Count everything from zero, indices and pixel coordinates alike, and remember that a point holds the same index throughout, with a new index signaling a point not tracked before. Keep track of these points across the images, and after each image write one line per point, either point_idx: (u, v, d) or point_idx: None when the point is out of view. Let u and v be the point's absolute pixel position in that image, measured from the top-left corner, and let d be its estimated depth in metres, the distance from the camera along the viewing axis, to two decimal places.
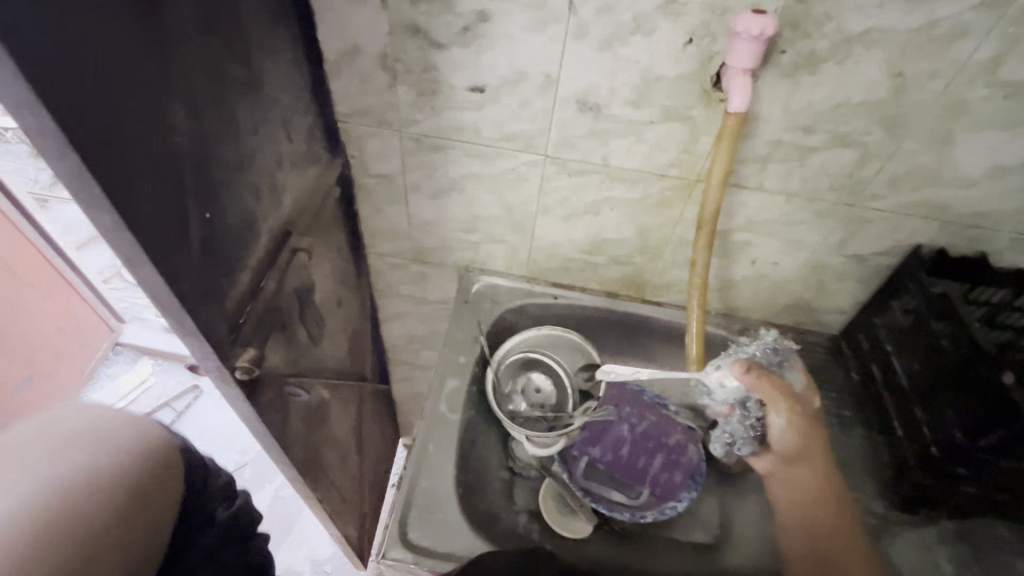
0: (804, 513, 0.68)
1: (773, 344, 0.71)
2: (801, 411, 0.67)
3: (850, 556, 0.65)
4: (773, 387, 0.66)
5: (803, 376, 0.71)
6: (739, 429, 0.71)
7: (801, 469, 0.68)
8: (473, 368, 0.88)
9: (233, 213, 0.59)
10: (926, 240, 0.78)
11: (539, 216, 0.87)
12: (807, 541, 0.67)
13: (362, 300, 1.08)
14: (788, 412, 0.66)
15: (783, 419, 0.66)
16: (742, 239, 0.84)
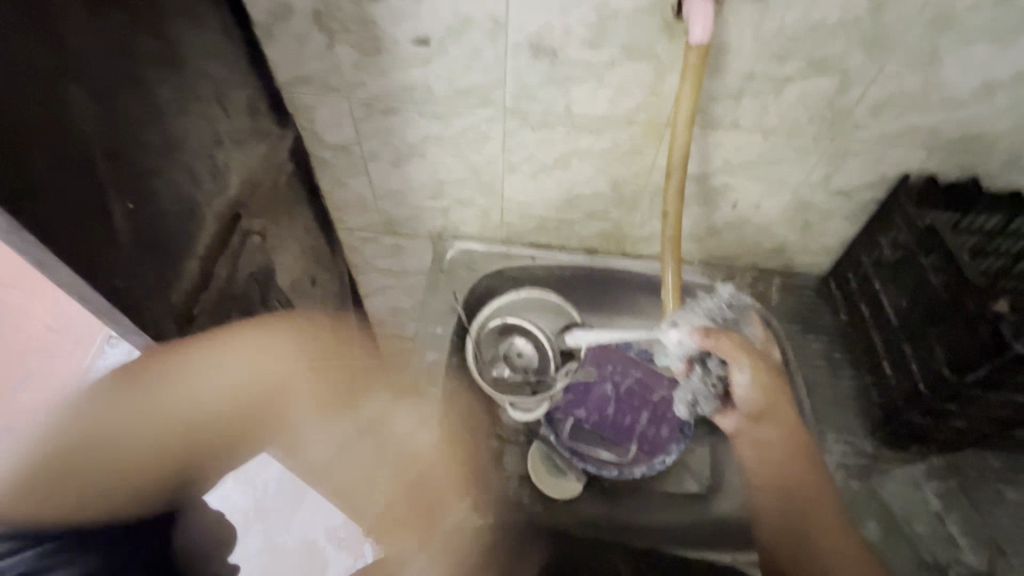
0: (771, 469, 0.67)
1: (727, 299, 0.71)
2: (768, 365, 0.65)
3: (818, 509, 0.64)
4: (734, 346, 0.63)
5: (759, 329, 0.72)
6: (698, 387, 0.69)
7: (772, 425, 0.66)
8: (452, 338, 0.85)
9: (166, 200, 0.55)
10: (915, 169, 0.74)
11: (506, 176, 0.82)
12: (782, 501, 0.66)
13: (340, 277, 1.06)
14: (752, 368, 0.64)
15: (746, 376, 0.64)
16: (720, 183, 0.79)
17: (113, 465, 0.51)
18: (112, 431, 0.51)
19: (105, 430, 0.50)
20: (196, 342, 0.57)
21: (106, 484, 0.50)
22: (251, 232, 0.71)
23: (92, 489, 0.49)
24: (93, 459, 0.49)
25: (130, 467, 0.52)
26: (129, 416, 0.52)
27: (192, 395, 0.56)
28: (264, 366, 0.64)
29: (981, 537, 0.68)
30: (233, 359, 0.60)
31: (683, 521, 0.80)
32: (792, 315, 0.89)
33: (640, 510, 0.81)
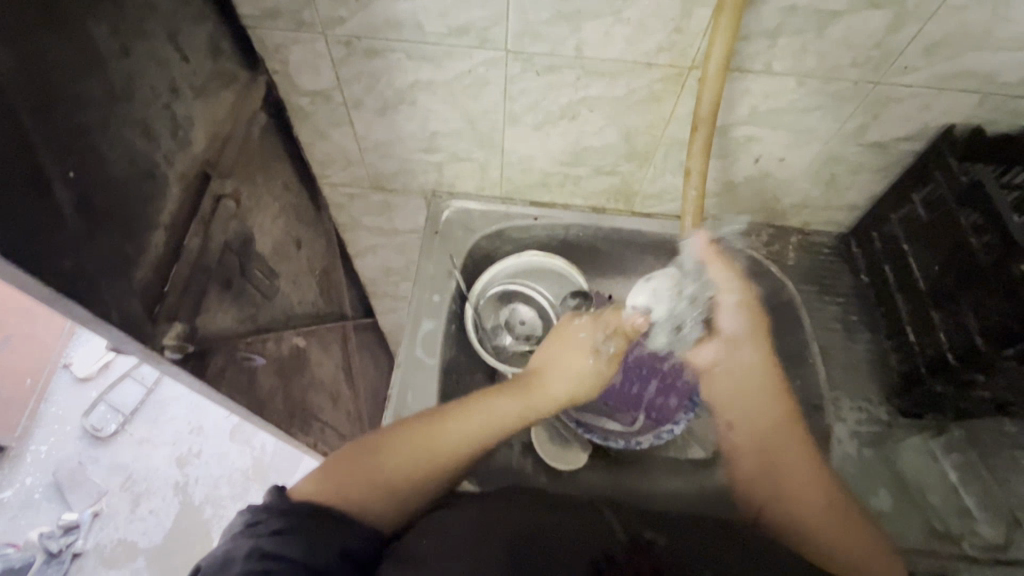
0: (737, 413, 0.68)
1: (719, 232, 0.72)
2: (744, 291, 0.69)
3: (794, 468, 0.62)
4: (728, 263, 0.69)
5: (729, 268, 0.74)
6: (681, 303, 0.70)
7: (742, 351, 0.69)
8: (450, 305, 0.80)
9: (116, 163, 0.48)
10: (961, 119, 0.67)
11: (507, 126, 0.74)
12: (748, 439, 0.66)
13: (327, 236, 0.98)
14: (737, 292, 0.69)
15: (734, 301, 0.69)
16: (743, 134, 0.72)
17: (378, 492, 0.55)
18: (365, 479, 0.55)
19: (370, 463, 0.56)
20: (497, 389, 0.63)
21: (389, 502, 0.56)
22: (222, 195, 0.63)
23: (352, 504, 0.54)
24: (362, 490, 0.55)
25: (387, 494, 0.56)
26: (368, 476, 0.55)
27: (491, 421, 0.61)
28: (566, 390, 0.64)
29: (999, 510, 0.66)
30: (551, 380, 0.64)
31: (688, 488, 0.78)
32: (809, 277, 0.85)
33: (642, 478, 0.79)
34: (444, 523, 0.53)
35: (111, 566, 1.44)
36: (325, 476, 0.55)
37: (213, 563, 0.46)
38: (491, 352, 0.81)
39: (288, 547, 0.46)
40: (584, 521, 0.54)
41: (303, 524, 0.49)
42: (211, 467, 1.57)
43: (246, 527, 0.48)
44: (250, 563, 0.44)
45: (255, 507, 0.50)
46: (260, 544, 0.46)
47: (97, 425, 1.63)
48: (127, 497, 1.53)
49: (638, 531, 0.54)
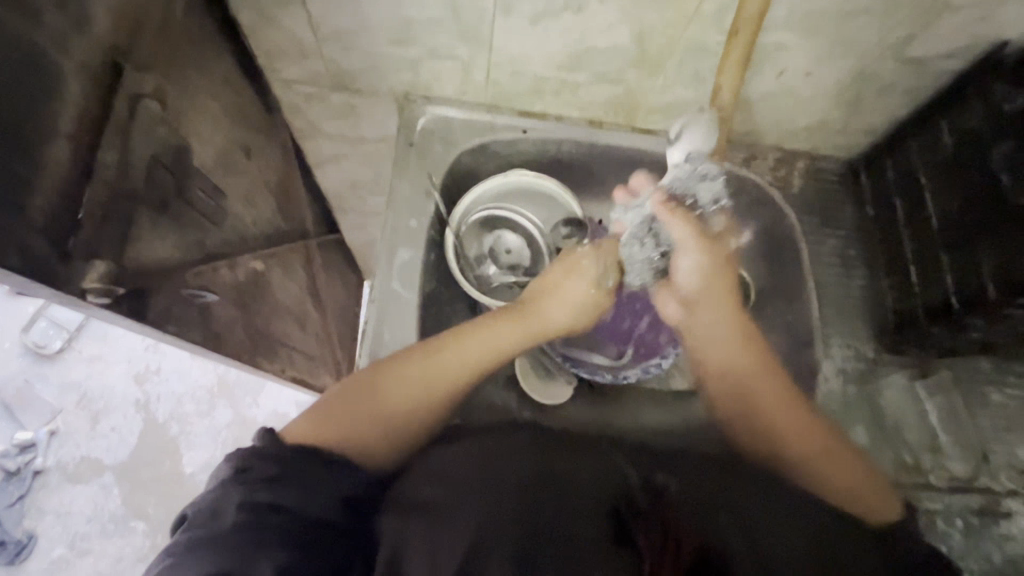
0: (721, 363, 0.61)
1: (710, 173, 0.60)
2: (710, 249, 0.60)
3: (777, 409, 0.57)
4: (687, 223, 0.59)
5: (675, 228, 0.59)
6: (705, 194, 0.61)
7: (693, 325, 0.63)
8: (428, 232, 0.71)
9: None
10: (1015, 35, 0.60)
11: (497, 17, 0.61)
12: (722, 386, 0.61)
13: (281, 144, 0.85)
14: (697, 250, 0.60)
15: (692, 259, 0.60)
16: (772, 42, 0.62)
17: (374, 424, 0.51)
18: (360, 413, 0.51)
19: (367, 395, 0.52)
20: (496, 316, 0.59)
21: (386, 440, 0.51)
22: (141, 94, 0.52)
23: (348, 440, 0.49)
24: (358, 423, 0.51)
25: (385, 426, 0.52)
26: (364, 409, 0.51)
27: (492, 344, 0.57)
28: (565, 317, 0.60)
29: (965, 442, 0.69)
30: (549, 308, 0.60)
31: (672, 420, 0.78)
32: (812, 207, 0.79)
33: (626, 411, 0.78)
34: (441, 469, 0.47)
35: (77, 481, 1.41)
36: (319, 415, 0.50)
37: (201, 511, 0.41)
38: (474, 284, 0.73)
39: (286, 495, 0.42)
40: (593, 458, 0.49)
41: (300, 469, 0.44)
42: (172, 383, 1.50)
43: (235, 474, 0.42)
44: (244, 515, 0.40)
45: (242, 451, 0.44)
46: (252, 496, 0.41)
47: (39, 341, 1.51)
48: (86, 415, 1.47)
49: (652, 472, 0.49)
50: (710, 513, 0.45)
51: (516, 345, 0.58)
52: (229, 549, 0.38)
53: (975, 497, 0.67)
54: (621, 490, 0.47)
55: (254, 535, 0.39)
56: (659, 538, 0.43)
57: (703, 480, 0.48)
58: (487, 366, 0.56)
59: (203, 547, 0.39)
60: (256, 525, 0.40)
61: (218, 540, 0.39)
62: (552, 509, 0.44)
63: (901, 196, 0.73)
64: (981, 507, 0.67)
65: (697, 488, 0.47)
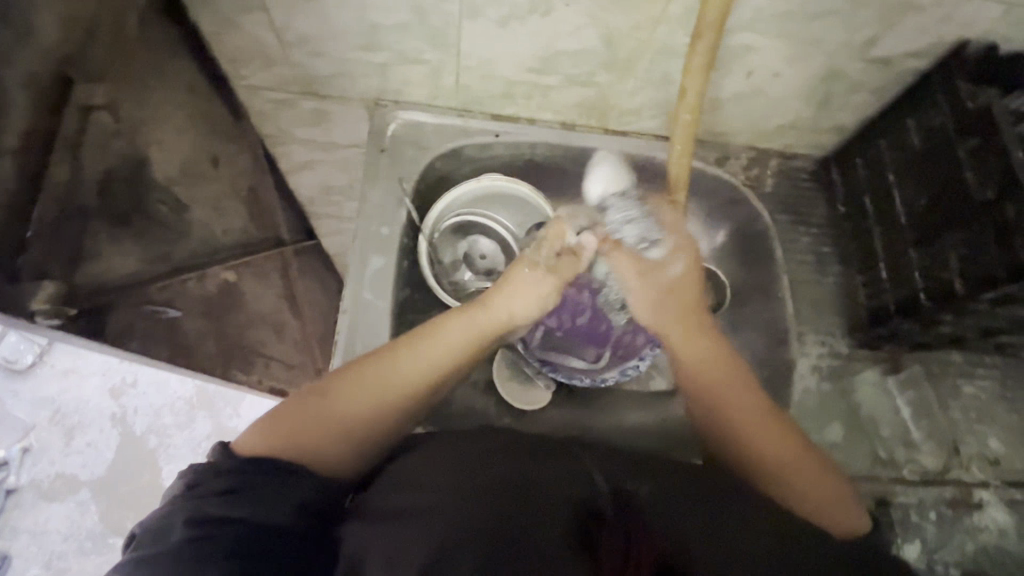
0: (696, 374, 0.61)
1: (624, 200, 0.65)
2: (644, 279, 0.63)
3: (749, 421, 0.57)
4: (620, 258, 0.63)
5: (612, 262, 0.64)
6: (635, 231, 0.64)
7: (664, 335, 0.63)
8: (401, 239, 0.70)
9: None
10: (977, 33, 0.60)
11: (464, 21, 0.61)
12: (692, 390, 0.61)
13: (251, 152, 0.83)
14: (632, 281, 0.63)
15: (628, 289, 0.64)
16: (740, 43, 0.62)
17: (335, 433, 0.49)
18: (321, 421, 0.49)
19: (328, 402, 0.51)
20: (453, 314, 0.59)
21: (350, 447, 0.50)
22: (92, 106, 0.56)
23: (307, 450, 0.48)
24: (318, 432, 0.49)
25: (347, 434, 0.50)
26: (324, 416, 0.50)
27: (453, 346, 0.57)
28: (521, 307, 0.61)
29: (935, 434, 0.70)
30: (502, 300, 0.61)
31: (650, 420, 0.78)
32: (786, 205, 0.80)
33: (603, 413, 0.78)
34: (408, 478, 0.47)
35: (51, 499, 1.36)
36: (276, 423, 0.48)
37: (151, 529, 0.41)
38: (449, 290, 0.72)
39: (238, 507, 0.41)
40: (563, 465, 0.48)
41: (254, 480, 0.43)
42: (150, 397, 1.39)
43: (187, 490, 0.42)
44: (193, 529, 0.40)
45: (195, 467, 0.44)
46: (202, 509, 0.41)
47: (8, 357, 1.35)
48: (60, 430, 1.38)
49: (621, 480, 0.48)
50: (676, 520, 0.45)
51: (476, 338, 0.59)
52: (175, 565, 0.38)
53: (946, 488, 0.68)
54: (589, 493, 0.46)
55: (203, 549, 0.39)
56: (621, 548, 0.43)
57: (668, 486, 0.48)
58: (450, 364, 0.57)
59: (151, 564, 0.38)
60: (201, 537, 0.39)
61: (166, 557, 0.38)
62: (515, 516, 0.42)
63: (871, 192, 0.73)
64: (953, 499, 0.68)
65: (664, 497, 0.47)
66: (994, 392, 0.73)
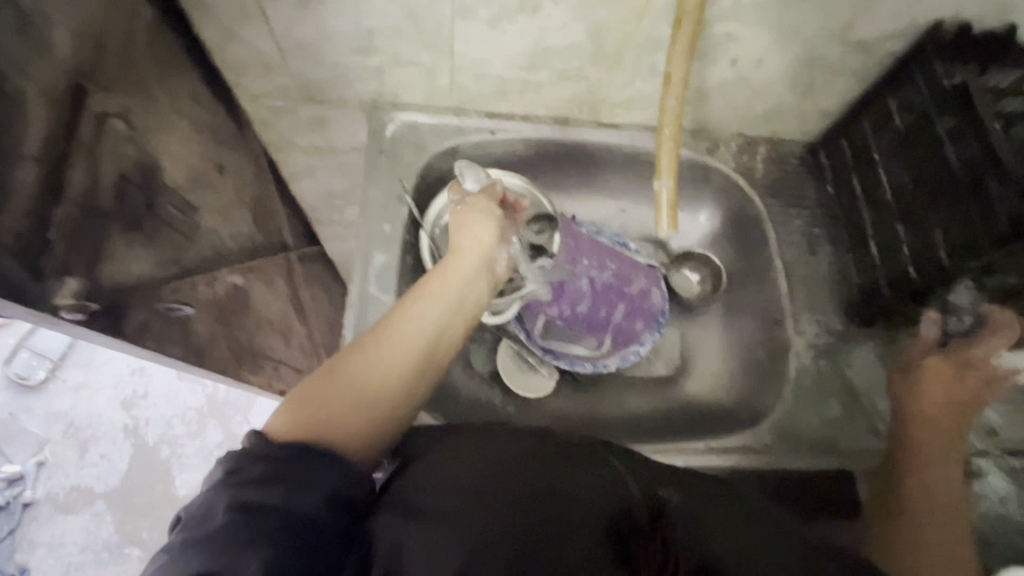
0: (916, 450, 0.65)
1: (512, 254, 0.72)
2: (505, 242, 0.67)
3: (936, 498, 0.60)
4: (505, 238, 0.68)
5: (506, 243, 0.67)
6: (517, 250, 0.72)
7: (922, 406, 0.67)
8: (402, 236, 0.73)
9: None
10: (949, 15, 0.63)
11: (457, 22, 0.63)
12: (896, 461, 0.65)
13: (254, 159, 0.85)
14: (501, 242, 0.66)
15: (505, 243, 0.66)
16: (722, 32, 0.65)
17: (363, 406, 0.47)
18: (344, 396, 0.47)
19: (341, 375, 0.48)
20: (434, 273, 0.58)
21: (375, 412, 0.48)
22: (107, 113, 0.54)
23: (340, 426, 0.46)
24: (344, 407, 0.47)
25: (375, 398, 0.48)
26: (342, 388, 0.48)
27: (450, 297, 0.56)
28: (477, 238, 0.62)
29: None
30: (457, 245, 0.61)
31: (653, 405, 0.80)
32: (777, 190, 0.81)
33: (607, 398, 0.80)
34: (439, 478, 0.47)
35: (68, 512, 1.32)
36: (295, 407, 0.46)
37: (192, 515, 0.40)
38: None
39: (276, 494, 0.40)
40: (598, 472, 0.49)
41: (289, 467, 0.42)
42: (161, 407, 1.41)
43: (225, 476, 0.41)
44: (232, 515, 0.39)
45: (233, 452, 0.43)
46: (242, 494, 0.40)
47: (22, 373, 1.39)
48: (74, 444, 1.36)
49: (653, 487, 0.50)
50: (703, 536, 0.46)
51: (465, 288, 0.58)
52: (215, 547, 0.38)
53: None
54: (619, 505, 0.47)
55: (241, 535, 0.38)
56: (660, 555, 0.43)
57: (699, 502, 0.49)
58: (451, 316, 0.55)
59: (191, 549, 0.38)
60: (240, 523, 0.39)
61: (207, 540, 0.38)
62: (544, 527, 0.44)
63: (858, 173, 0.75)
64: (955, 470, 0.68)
65: (693, 505, 0.49)
66: None
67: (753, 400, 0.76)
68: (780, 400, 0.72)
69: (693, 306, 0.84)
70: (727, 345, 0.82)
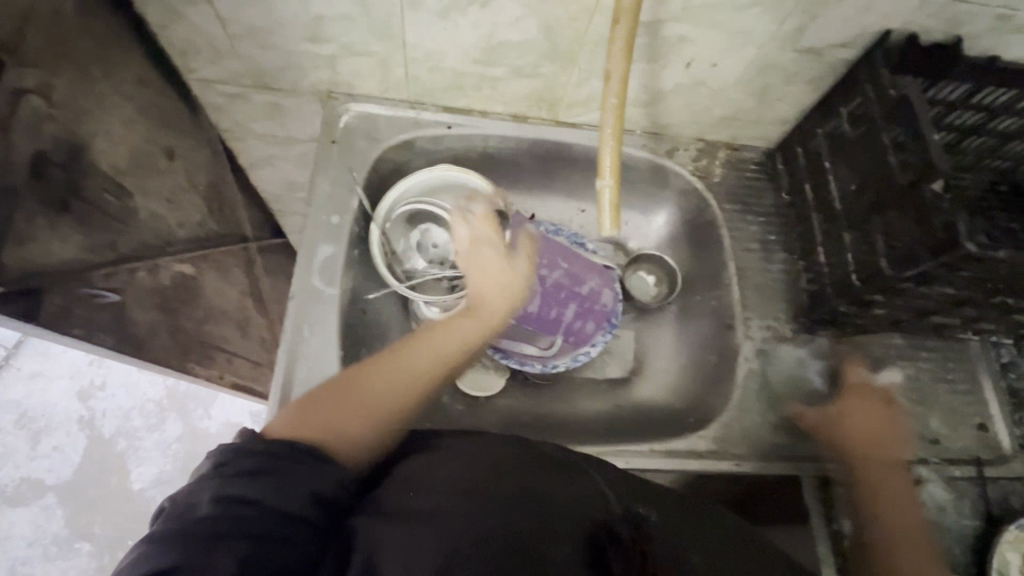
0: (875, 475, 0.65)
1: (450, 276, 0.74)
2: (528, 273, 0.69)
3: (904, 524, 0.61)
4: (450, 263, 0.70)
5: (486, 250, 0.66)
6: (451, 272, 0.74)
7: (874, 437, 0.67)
8: (351, 228, 0.71)
9: None
10: (898, 25, 0.63)
11: (407, 13, 0.62)
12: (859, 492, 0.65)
13: (208, 145, 0.84)
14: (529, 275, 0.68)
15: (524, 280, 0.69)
16: (675, 34, 0.64)
17: (364, 413, 0.49)
18: (349, 407, 0.49)
19: (353, 386, 0.50)
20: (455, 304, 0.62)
21: (372, 427, 0.49)
22: (25, 89, 0.54)
23: (335, 428, 0.47)
24: (347, 414, 0.48)
25: (376, 413, 0.50)
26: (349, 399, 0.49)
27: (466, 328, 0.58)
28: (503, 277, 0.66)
29: None
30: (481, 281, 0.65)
31: (603, 407, 0.79)
32: (735, 195, 0.81)
33: (559, 400, 0.79)
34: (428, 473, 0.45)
35: (16, 504, 1.25)
36: (301, 410, 0.48)
37: (174, 505, 0.38)
38: (400, 280, 0.73)
39: (260, 490, 0.39)
40: (578, 483, 0.48)
41: (276, 464, 0.41)
42: (120, 399, 1.35)
43: (213, 468, 0.40)
44: (215, 508, 0.37)
45: (223, 446, 0.42)
46: (227, 488, 0.39)
47: None
48: (24, 435, 1.29)
49: (632, 506, 0.49)
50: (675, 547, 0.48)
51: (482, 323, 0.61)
52: (189, 540, 0.36)
53: None
54: (603, 517, 0.45)
55: (221, 526, 0.36)
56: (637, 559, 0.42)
57: (675, 518, 0.50)
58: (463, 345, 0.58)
59: (165, 543, 0.36)
60: (221, 516, 0.37)
61: (183, 532, 0.36)
62: (532, 524, 0.42)
63: (812, 181, 0.76)
64: None
65: (668, 524, 0.49)
66: (935, 373, 0.74)
67: (702, 404, 0.76)
68: (727, 405, 0.72)
69: (648, 308, 0.83)
70: (680, 348, 0.82)
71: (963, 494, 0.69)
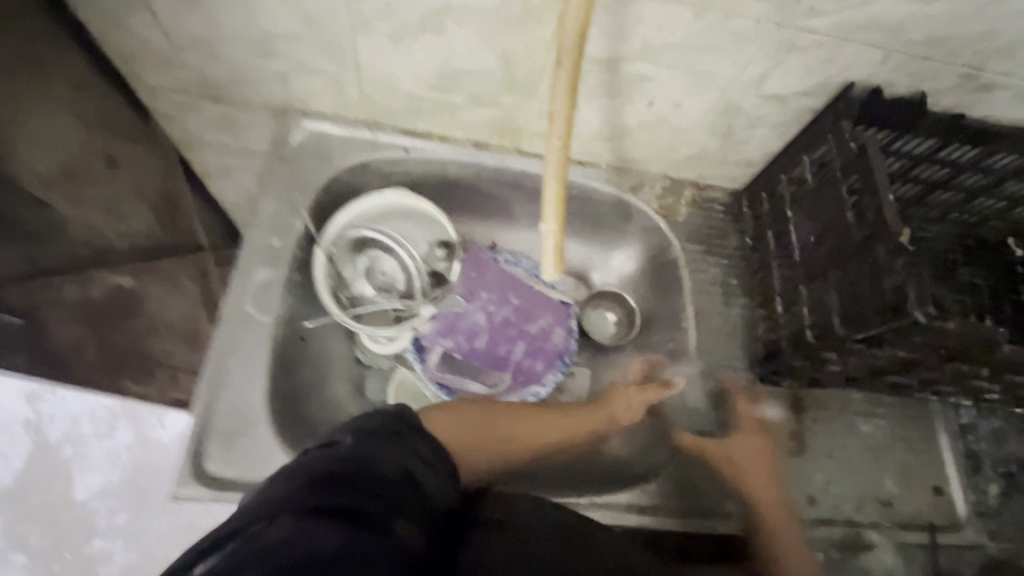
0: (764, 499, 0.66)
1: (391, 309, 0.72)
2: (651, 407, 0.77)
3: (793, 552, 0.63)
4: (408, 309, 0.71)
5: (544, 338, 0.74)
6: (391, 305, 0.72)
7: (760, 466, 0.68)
8: (292, 252, 0.68)
9: None
10: (862, 77, 0.62)
11: (357, 35, 0.60)
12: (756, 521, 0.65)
13: (156, 153, 0.80)
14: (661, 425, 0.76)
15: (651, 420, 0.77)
16: (635, 71, 0.62)
17: (483, 446, 0.60)
18: (488, 428, 0.62)
19: (494, 424, 0.62)
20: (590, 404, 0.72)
21: (485, 459, 0.60)
22: None
23: (464, 445, 0.58)
24: (480, 436, 0.60)
25: (491, 451, 0.61)
26: (483, 432, 0.60)
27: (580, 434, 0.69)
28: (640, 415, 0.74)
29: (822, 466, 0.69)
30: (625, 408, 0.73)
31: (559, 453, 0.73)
32: (698, 236, 0.79)
33: None
34: (524, 506, 0.47)
35: None
36: (458, 411, 0.60)
37: (349, 452, 0.40)
38: (342, 306, 0.71)
39: (428, 484, 0.43)
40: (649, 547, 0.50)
41: (438, 464, 0.45)
42: None
43: (389, 437, 0.43)
44: (393, 477, 0.41)
45: (400, 418, 0.46)
46: (407, 464, 0.42)
47: None
48: None
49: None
50: None
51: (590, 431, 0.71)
52: (365, 497, 0.38)
53: (835, 529, 0.66)
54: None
55: (394, 500, 0.39)
56: None
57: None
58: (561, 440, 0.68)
59: (336, 487, 0.37)
60: (396, 489, 0.40)
61: (362, 487, 0.38)
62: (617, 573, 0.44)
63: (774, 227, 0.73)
64: (842, 540, 0.66)
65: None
66: (891, 430, 0.72)
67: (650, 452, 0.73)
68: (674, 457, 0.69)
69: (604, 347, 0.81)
70: None
71: (912, 560, 0.67)
